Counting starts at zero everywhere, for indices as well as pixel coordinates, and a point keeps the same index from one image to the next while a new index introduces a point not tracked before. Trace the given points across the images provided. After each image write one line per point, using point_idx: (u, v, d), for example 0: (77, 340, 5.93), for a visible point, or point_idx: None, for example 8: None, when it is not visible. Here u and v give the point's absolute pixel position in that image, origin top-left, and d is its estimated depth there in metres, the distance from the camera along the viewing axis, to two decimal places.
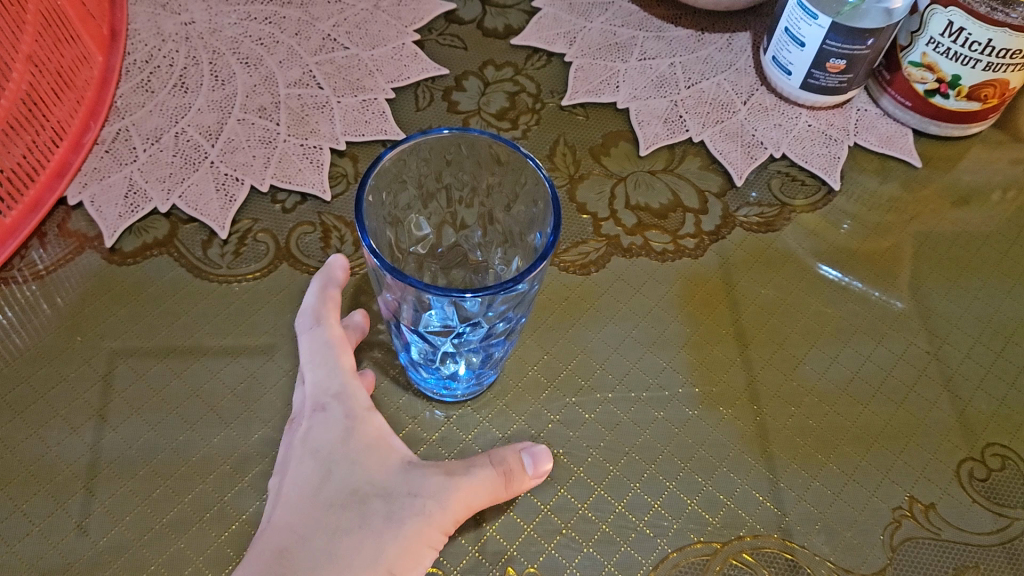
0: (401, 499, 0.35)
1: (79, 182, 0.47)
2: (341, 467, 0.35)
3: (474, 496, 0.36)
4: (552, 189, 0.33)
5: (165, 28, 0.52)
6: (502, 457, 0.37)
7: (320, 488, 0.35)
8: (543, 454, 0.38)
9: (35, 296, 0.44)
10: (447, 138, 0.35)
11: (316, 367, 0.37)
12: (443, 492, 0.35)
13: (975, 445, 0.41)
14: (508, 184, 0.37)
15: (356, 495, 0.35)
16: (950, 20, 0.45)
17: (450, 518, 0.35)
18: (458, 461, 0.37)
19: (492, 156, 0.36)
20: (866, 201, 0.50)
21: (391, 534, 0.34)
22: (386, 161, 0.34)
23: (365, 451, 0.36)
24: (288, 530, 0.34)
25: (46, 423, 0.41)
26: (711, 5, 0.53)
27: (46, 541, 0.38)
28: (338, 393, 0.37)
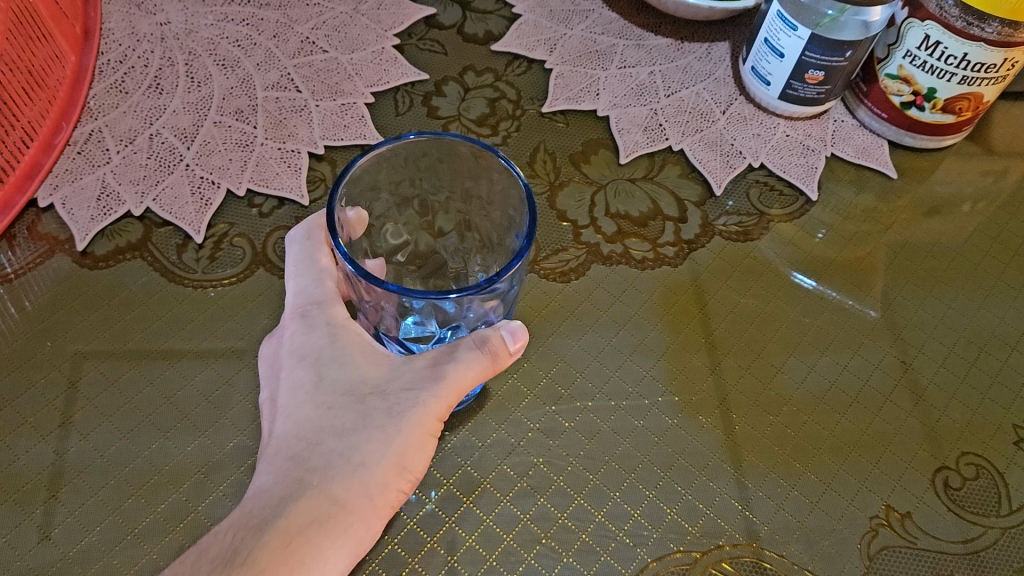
0: (397, 393, 0.35)
1: (49, 184, 0.46)
2: (334, 369, 0.35)
3: (466, 383, 0.35)
4: (526, 184, 0.33)
5: (140, 28, 0.52)
6: (485, 334, 0.35)
7: (316, 391, 0.35)
8: (521, 328, 0.35)
9: (2, 300, 0.44)
10: (420, 142, 0.34)
11: (302, 275, 0.37)
12: (436, 384, 0.34)
13: (949, 455, 0.41)
14: (485, 190, 0.36)
15: (353, 396, 0.35)
16: (927, 33, 0.45)
17: (444, 404, 0.35)
18: (444, 347, 0.35)
19: (469, 162, 0.35)
20: (843, 211, 0.50)
21: (393, 429, 0.34)
22: (358, 168, 0.33)
23: (358, 349, 0.36)
24: (295, 433, 0.35)
25: (14, 431, 0.40)
26: (690, 14, 0.53)
27: (13, 551, 0.37)
28: (325, 300, 0.37)
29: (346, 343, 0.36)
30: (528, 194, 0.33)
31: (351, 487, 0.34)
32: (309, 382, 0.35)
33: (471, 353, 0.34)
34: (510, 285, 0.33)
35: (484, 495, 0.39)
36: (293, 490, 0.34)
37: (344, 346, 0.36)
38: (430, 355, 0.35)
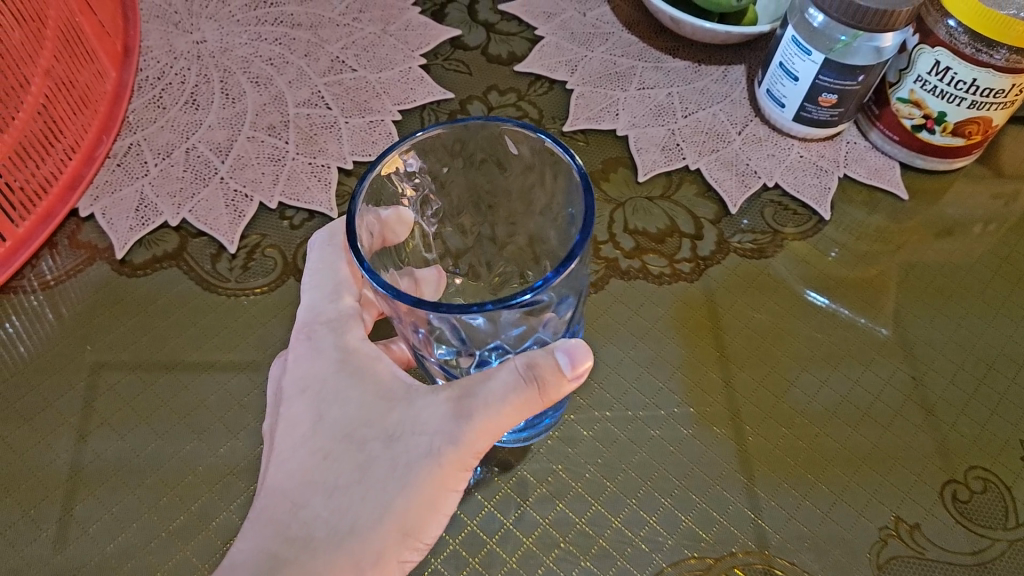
0: (404, 440, 0.34)
1: (90, 195, 0.48)
2: (335, 409, 0.35)
3: (503, 414, 0.33)
4: (574, 159, 0.31)
5: (177, 46, 0.54)
6: (532, 358, 0.32)
7: (316, 434, 0.35)
8: (579, 349, 0.33)
9: (41, 305, 0.46)
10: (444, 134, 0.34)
11: (316, 289, 0.37)
12: (458, 428, 0.33)
13: (957, 469, 0.42)
14: (531, 176, 0.35)
15: (354, 441, 0.34)
16: (937, 59, 0.47)
17: (476, 444, 0.34)
18: (476, 376, 0.33)
19: (505, 144, 0.34)
20: (855, 231, 0.51)
21: (398, 477, 0.33)
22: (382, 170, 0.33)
23: (367, 381, 0.35)
24: (289, 487, 0.34)
25: (55, 430, 0.42)
26: (707, 38, 0.55)
27: (53, 546, 0.39)
28: (335, 325, 0.36)
29: (351, 381, 0.35)
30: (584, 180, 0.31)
31: (337, 557, 0.33)
32: (309, 421, 0.35)
33: (503, 386, 0.33)
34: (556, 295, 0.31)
35: (505, 500, 0.41)
36: (266, 566, 0.33)
37: (348, 381, 0.35)
38: (456, 389, 0.33)
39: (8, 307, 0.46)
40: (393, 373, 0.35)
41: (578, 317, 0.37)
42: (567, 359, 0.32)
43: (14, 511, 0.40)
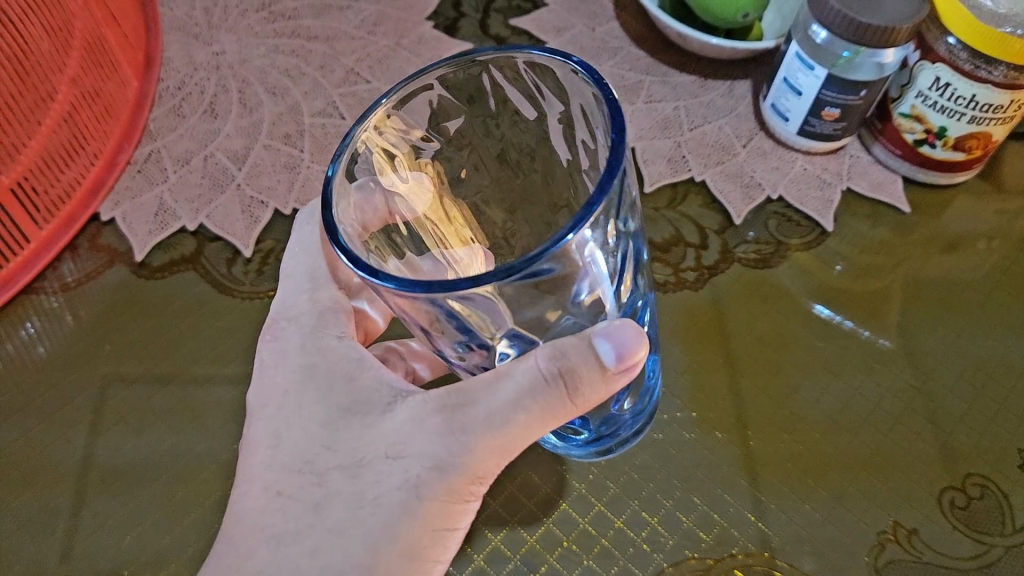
0: (372, 467, 0.32)
1: (110, 200, 0.50)
2: (297, 430, 0.34)
3: (517, 419, 0.30)
4: (586, 70, 0.28)
5: (197, 57, 0.56)
6: (563, 352, 0.30)
7: (279, 462, 0.34)
8: (632, 337, 0.30)
9: (61, 307, 0.47)
10: (436, 76, 0.31)
11: (291, 287, 0.37)
12: (456, 446, 0.31)
13: (956, 476, 0.43)
14: (556, 102, 0.32)
15: (313, 474, 0.33)
16: (938, 75, 0.48)
17: (481, 462, 0.31)
18: (489, 376, 0.31)
19: (516, 69, 0.32)
20: (858, 242, 0.52)
21: (361, 510, 0.32)
22: (359, 136, 0.31)
23: (339, 394, 0.34)
24: (246, 523, 0.34)
25: (75, 426, 0.43)
26: (714, 52, 0.56)
27: (74, 537, 0.40)
28: (306, 327, 0.36)
29: (316, 398, 0.34)
30: (615, 110, 0.27)
31: None
32: (269, 445, 0.34)
33: (514, 387, 0.30)
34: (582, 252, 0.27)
35: (510, 501, 0.42)
36: None
37: (313, 398, 0.34)
38: (453, 399, 0.31)
39: (30, 308, 0.47)
40: (374, 380, 0.34)
41: (630, 282, 0.33)
42: (609, 342, 0.30)
43: (35, 502, 0.41)
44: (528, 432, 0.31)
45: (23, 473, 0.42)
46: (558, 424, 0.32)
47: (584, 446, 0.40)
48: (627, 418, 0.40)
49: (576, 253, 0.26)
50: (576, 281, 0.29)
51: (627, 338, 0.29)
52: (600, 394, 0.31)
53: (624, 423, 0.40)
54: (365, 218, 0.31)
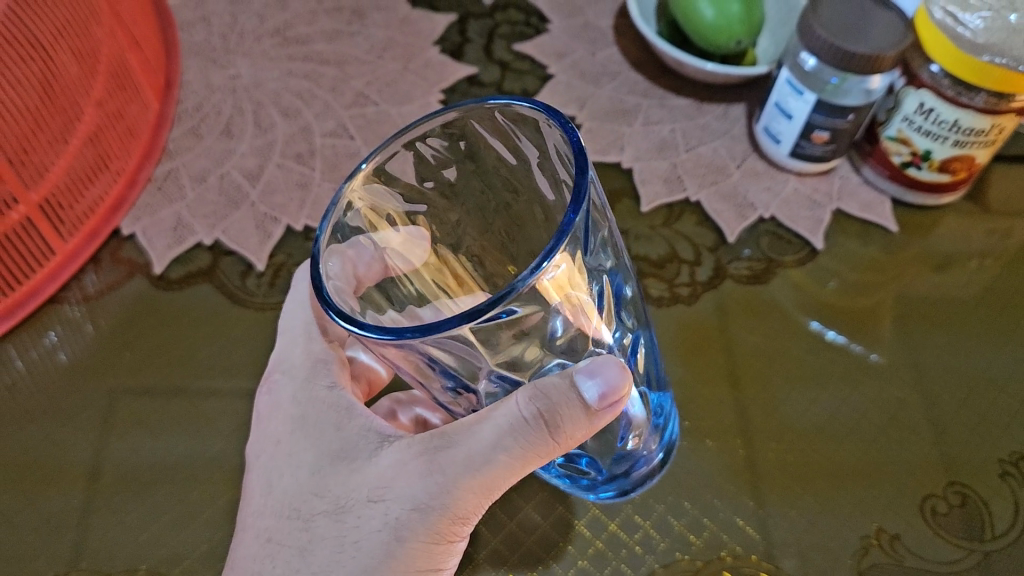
0: (356, 511, 0.34)
1: (131, 216, 0.52)
2: (288, 476, 0.37)
3: (496, 460, 0.32)
4: (556, 118, 0.30)
5: (214, 80, 0.58)
6: (538, 392, 0.31)
7: (274, 506, 0.37)
8: (615, 374, 0.31)
9: (82, 318, 0.50)
10: (420, 129, 0.33)
11: (288, 342, 0.40)
12: (437, 488, 0.33)
13: (936, 484, 0.45)
14: (534, 149, 0.33)
15: (302, 517, 0.36)
16: (922, 100, 0.50)
17: (462, 502, 0.33)
18: (469, 419, 0.33)
19: (496, 120, 0.33)
20: (847, 260, 0.54)
21: (346, 554, 0.34)
22: (345, 197, 0.33)
23: (327, 440, 0.36)
24: (244, 563, 0.37)
25: (96, 429, 0.46)
26: (709, 77, 0.58)
27: (93, 534, 0.43)
28: (298, 379, 0.39)
29: (307, 443, 0.37)
30: (580, 153, 0.29)
31: None
32: (265, 489, 0.37)
33: (493, 429, 0.32)
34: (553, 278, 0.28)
35: (510, 505, 0.44)
36: None
37: (304, 443, 0.37)
38: (434, 442, 0.33)
39: (53, 318, 0.49)
40: (360, 427, 0.36)
41: (610, 315, 0.35)
42: (591, 380, 0.31)
43: (58, 500, 0.44)
44: (506, 471, 0.33)
45: (46, 473, 0.44)
46: (541, 462, 0.33)
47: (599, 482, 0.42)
48: (643, 456, 0.42)
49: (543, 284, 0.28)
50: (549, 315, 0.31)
51: (607, 375, 0.31)
52: (582, 431, 0.32)
53: (640, 461, 0.42)
54: (359, 272, 0.33)
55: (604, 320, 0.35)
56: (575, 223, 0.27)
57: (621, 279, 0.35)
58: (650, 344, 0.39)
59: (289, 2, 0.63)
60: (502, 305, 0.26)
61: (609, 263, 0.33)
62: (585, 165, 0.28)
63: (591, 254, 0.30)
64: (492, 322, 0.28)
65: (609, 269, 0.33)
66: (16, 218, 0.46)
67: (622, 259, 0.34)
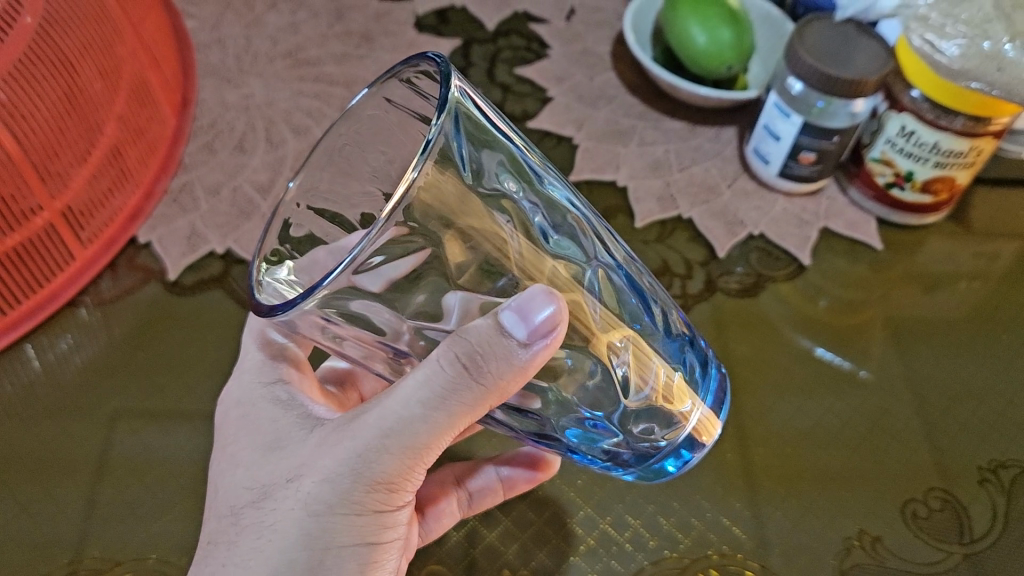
0: (276, 495, 0.35)
1: (148, 226, 0.55)
2: (227, 473, 0.38)
3: (407, 422, 0.32)
4: (414, 59, 0.31)
5: (228, 99, 0.61)
6: (451, 347, 0.31)
7: (215, 505, 0.38)
8: (535, 297, 0.30)
9: (98, 322, 0.52)
10: (341, 128, 0.35)
11: (243, 356, 0.41)
12: (348, 460, 0.34)
13: (917, 488, 0.47)
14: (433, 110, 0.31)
15: (237, 511, 0.36)
16: (903, 124, 0.53)
17: (379, 470, 0.34)
18: (383, 393, 0.33)
19: (402, 93, 0.32)
20: (833, 276, 0.56)
21: (265, 539, 0.35)
22: (280, 215, 0.35)
23: (263, 432, 0.37)
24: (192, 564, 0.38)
25: (112, 425, 0.48)
26: (701, 100, 0.61)
27: (109, 524, 0.45)
28: (247, 381, 0.40)
29: (245, 439, 0.38)
30: (443, 69, 0.29)
31: None
32: (212, 491, 0.38)
33: (404, 390, 0.32)
34: (438, 165, 0.28)
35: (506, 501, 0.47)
36: None
37: (241, 440, 0.38)
38: (349, 418, 0.34)
39: (70, 321, 0.52)
40: (296, 416, 0.37)
41: (533, 246, 0.33)
42: (518, 318, 0.30)
43: (75, 492, 0.46)
44: (427, 435, 0.33)
45: (64, 466, 0.46)
46: (464, 422, 0.33)
47: (633, 456, 0.36)
48: (677, 414, 0.36)
49: (431, 185, 0.28)
50: (444, 245, 0.30)
51: (539, 310, 0.30)
52: (508, 373, 0.31)
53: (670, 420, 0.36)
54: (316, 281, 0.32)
55: (528, 252, 0.33)
56: (434, 139, 0.27)
57: (541, 210, 0.33)
58: (621, 286, 0.35)
59: (300, 26, 0.65)
60: (373, 244, 0.27)
61: (510, 189, 0.32)
62: (448, 76, 0.28)
63: (469, 171, 0.30)
64: (374, 266, 0.28)
65: (513, 194, 0.32)
66: (40, 224, 0.48)
67: (543, 189, 0.33)
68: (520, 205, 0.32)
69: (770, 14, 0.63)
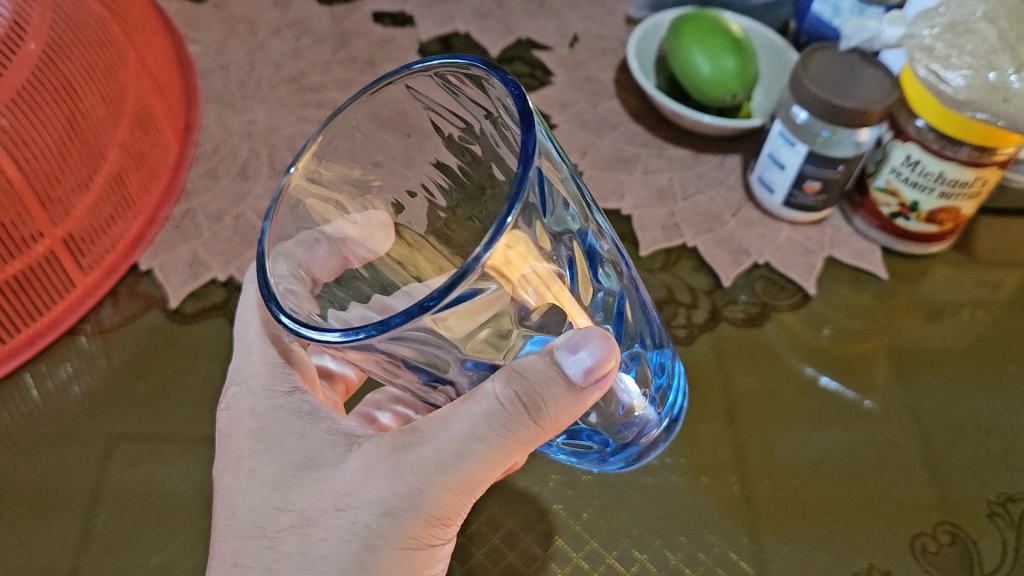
0: (322, 523, 0.34)
1: (149, 252, 0.54)
2: (251, 492, 0.36)
3: (474, 453, 0.32)
4: (466, 60, 0.29)
5: (231, 125, 0.61)
6: (510, 380, 0.31)
7: (238, 523, 0.36)
8: (603, 348, 0.30)
9: (96, 350, 0.51)
10: (358, 105, 0.33)
11: (238, 347, 0.39)
12: (407, 490, 0.33)
13: (926, 522, 0.47)
14: (478, 109, 0.32)
15: (270, 533, 0.35)
16: (908, 153, 0.53)
17: (438, 501, 0.33)
18: (436, 417, 0.33)
19: (433, 84, 0.32)
20: (838, 305, 0.56)
21: (313, 570, 0.34)
22: (286, 194, 0.33)
23: (290, 450, 0.36)
24: None
25: (109, 456, 0.47)
26: (706, 128, 0.61)
27: (105, 557, 0.44)
28: (256, 389, 0.38)
29: (269, 457, 0.36)
30: (519, 97, 0.28)
31: None
32: (228, 508, 0.36)
33: (466, 421, 0.32)
34: (530, 216, 0.27)
35: (509, 534, 0.46)
36: None
37: (265, 457, 0.36)
38: (398, 441, 0.33)
39: (69, 349, 0.51)
40: (325, 432, 0.36)
41: (584, 280, 0.33)
42: (573, 356, 0.30)
43: (72, 524, 0.45)
44: (481, 466, 0.33)
45: (61, 497, 0.46)
46: (516, 455, 0.33)
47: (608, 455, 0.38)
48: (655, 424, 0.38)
49: (518, 231, 0.27)
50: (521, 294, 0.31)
51: (589, 348, 0.30)
52: (566, 412, 0.32)
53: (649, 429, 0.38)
54: (313, 272, 0.33)
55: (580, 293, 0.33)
56: (526, 190, 0.26)
57: (593, 234, 0.33)
58: (640, 302, 0.36)
59: (304, 52, 0.65)
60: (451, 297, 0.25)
61: (573, 222, 0.31)
62: (529, 115, 0.27)
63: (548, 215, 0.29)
64: (446, 313, 0.27)
65: (576, 229, 0.32)
66: (41, 251, 0.48)
67: (592, 214, 0.33)
68: (577, 235, 0.32)
69: (773, 42, 0.63)
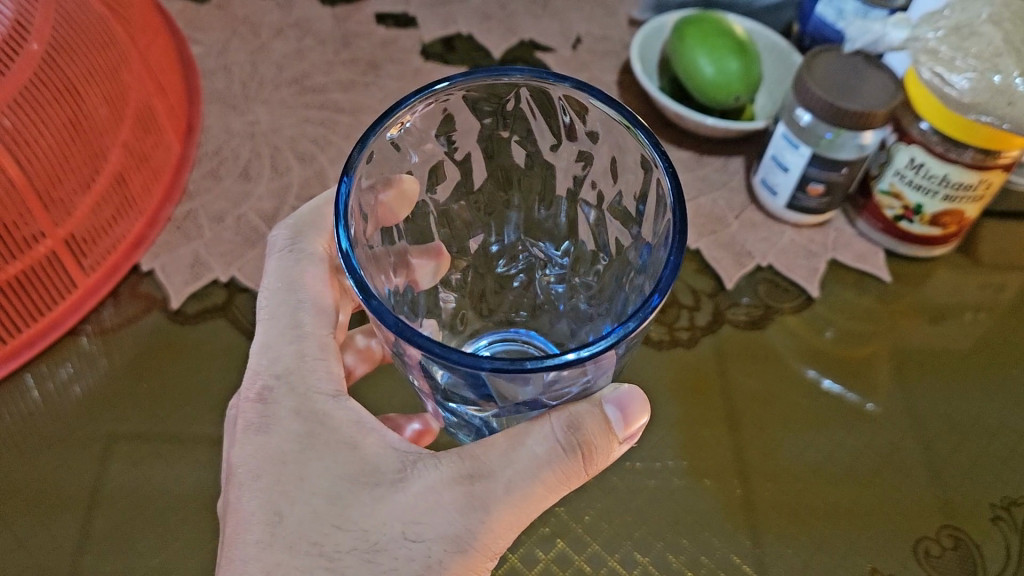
0: (390, 551, 0.32)
1: (151, 253, 0.54)
2: (303, 504, 0.33)
3: (539, 489, 0.32)
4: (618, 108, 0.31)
5: (234, 126, 0.61)
6: (575, 422, 0.32)
7: (284, 538, 0.33)
8: (638, 404, 0.33)
9: (97, 351, 0.51)
10: (464, 87, 0.32)
11: (273, 328, 0.36)
12: (477, 524, 0.32)
13: (930, 527, 0.47)
14: (572, 126, 0.34)
15: (325, 550, 0.32)
16: (912, 156, 0.52)
17: (495, 536, 0.33)
18: (498, 449, 0.32)
19: (546, 99, 0.33)
20: (841, 309, 0.56)
21: None
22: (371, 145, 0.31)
23: (346, 461, 0.34)
24: None
25: (111, 456, 0.47)
26: (709, 130, 0.61)
27: (106, 558, 0.44)
28: (299, 385, 0.35)
29: (321, 466, 0.33)
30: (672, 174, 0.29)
31: None
32: (267, 522, 0.33)
33: (534, 456, 0.32)
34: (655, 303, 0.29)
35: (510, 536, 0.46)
36: None
37: (315, 464, 0.34)
38: (463, 472, 0.32)
39: (70, 349, 0.51)
40: (379, 445, 0.34)
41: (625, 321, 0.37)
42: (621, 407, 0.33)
43: (72, 525, 0.45)
44: (536, 505, 0.33)
45: (61, 497, 0.46)
46: (563, 492, 0.34)
47: None
48: None
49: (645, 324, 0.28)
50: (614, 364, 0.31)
51: (632, 404, 0.33)
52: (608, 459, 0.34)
53: None
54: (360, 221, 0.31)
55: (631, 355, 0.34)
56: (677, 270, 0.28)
57: None
58: None
59: (307, 53, 0.65)
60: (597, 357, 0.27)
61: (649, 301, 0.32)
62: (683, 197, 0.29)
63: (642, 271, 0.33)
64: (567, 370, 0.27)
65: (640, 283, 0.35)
66: (42, 251, 0.47)
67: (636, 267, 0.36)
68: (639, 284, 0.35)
69: (777, 45, 0.63)
